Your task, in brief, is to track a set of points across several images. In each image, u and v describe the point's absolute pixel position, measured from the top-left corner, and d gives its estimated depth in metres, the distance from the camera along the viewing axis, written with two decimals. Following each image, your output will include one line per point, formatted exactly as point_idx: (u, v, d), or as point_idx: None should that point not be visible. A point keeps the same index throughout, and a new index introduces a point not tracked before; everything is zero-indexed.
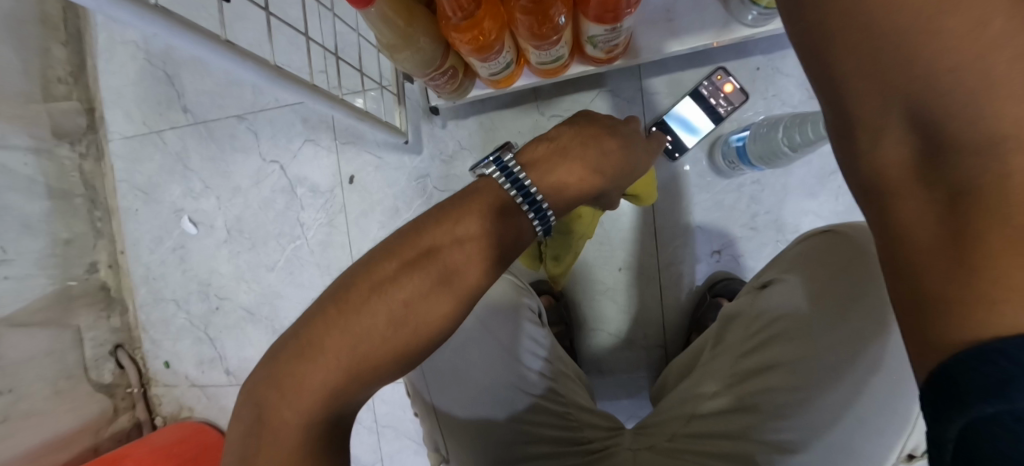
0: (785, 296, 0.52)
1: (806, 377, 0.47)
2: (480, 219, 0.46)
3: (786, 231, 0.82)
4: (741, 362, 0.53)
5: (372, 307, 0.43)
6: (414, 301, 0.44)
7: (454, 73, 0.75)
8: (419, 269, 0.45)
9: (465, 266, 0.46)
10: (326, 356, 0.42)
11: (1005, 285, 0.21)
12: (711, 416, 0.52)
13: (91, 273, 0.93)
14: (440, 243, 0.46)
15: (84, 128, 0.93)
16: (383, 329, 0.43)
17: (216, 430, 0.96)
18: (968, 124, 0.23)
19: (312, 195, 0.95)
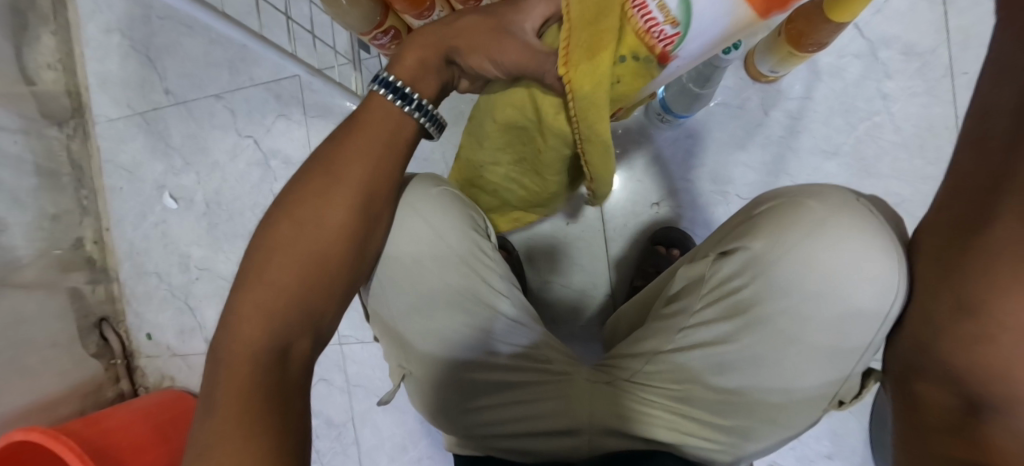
0: (749, 262, 0.45)
1: (778, 349, 0.44)
2: (396, 113, 0.38)
3: (721, 182, 0.76)
4: (698, 330, 0.48)
5: (272, 240, 0.36)
6: (308, 208, 0.36)
7: (400, 33, 0.62)
8: (317, 180, 0.36)
9: (372, 148, 0.37)
10: (251, 291, 0.34)
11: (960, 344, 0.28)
12: (680, 378, 0.48)
13: (77, 248, 0.99)
14: (343, 149, 0.37)
15: (70, 111, 1.00)
16: (288, 240, 0.35)
17: (194, 398, 0.97)
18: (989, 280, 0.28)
19: (285, 167, 0.92)
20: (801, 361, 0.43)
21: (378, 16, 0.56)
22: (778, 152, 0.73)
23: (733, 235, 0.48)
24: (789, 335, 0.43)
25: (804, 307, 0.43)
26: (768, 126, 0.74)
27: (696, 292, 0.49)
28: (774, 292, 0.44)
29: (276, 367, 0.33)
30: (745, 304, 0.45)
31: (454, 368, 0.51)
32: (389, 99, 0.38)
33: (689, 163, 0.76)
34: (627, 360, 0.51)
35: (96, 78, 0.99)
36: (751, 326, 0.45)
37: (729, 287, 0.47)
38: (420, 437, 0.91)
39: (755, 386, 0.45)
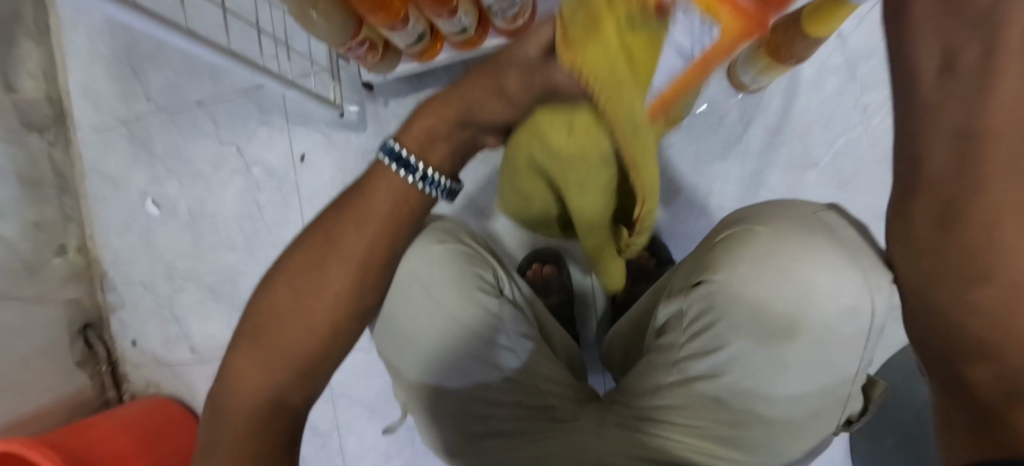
0: (714, 294, 0.44)
1: (761, 384, 0.43)
2: (405, 189, 0.34)
3: (701, 194, 0.76)
4: (686, 363, 0.47)
5: (267, 308, 0.35)
6: (302, 281, 0.35)
7: (376, 44, 0.62)
8: (313, 252, 0.35)
9: (375, 223, 0.34)
10: (245, 367, 0.35)
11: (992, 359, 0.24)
12: (678, 411, 0.47)
13: (62, 256, 0.99)
14: (339, 220, 0.35)
15: (52, 119, 0.99)
16: (286, 309, 0.35)
17: (179, 405, 0.98)
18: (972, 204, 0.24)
19: (267, 176, 0.92)
20: (790, 389, 0.41)
21: (352, 28, 0.56)
22: (757, 164, 0.73)
23: (698, 267, 0.47)
24: (771, 360, 0.41)
25: (781, 333, 0.40)
26: (747, 136, 0.74)
27: (676, 324, 0.49)
28: (742, 324, 0.43)
29: (278, 430, 0.35)
30: (720, 340, 0.44)
31: (460, 406, 0.52)
32: (399, 173, 0.33)
33: (669, 173, 0.76)
34: (634, 396, 0.51)
35: (79, 86, 0.99)
36: (732, 355, 0.43)
37: (701, 319, 0.45)
38: (404, 445, 0.91)
39: (750, 416, 0.44)
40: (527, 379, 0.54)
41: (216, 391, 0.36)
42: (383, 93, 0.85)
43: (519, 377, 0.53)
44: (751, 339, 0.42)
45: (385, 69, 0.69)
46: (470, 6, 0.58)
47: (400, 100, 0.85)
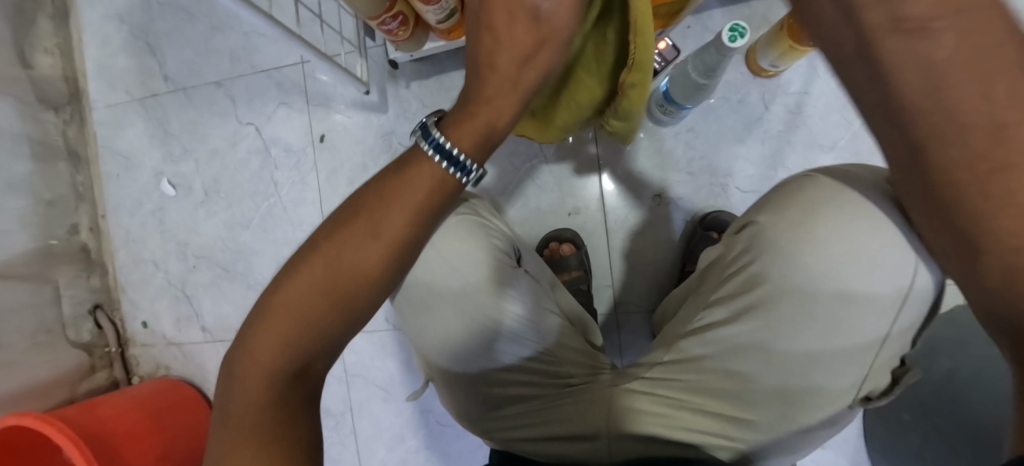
0: (755, 237, 0.45)
1: (784, 349, 0.43)
2: (445, 178, 0.38)
3: (720, 175, 0.77)
4: (714, 314, 0.48)
5: (297, 272, 0.36)
6: (340, 246, 0.36)
7: (407, 19, 0.63)
8: (349, 223, 0.37)
9: (412, 207, 0.37)
10: (276, 320, 0.35)
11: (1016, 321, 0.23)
12: (693, 371, 0.49)
13: (72, 234, 0.97)
14: (380, 196, 0.37)
15: (67, 96, 0.98)
16: (315, 280, 0.36)
17: (189, 387, 0.96)
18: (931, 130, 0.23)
19: (285, 155, 0.92)
20: (805, 351, 0.42)
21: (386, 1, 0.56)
22: (776, 146, 0.75)
23: (753, 212, 0.48)
24: (787, 320, 0.42)
25: (804, 294, 0.41)
26: (767, 120, 0.76)
27: (712, 281, 0.51)
28: (777, 283, 0.43)
29: (297, 385, 0.36)
30: (751, 294, 0.45)
31: (473, 371, 0.53)
32: (442, 165, 0.37)
33: (688, 155, 0.78)
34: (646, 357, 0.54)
35: (94, 63, 0.98)
36: (750, 311, 0.45)
37: (738, 263, 0.47)
38: (417, 427, 0.91)
39: (758, 380, 0.45)
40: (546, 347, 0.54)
41: (241, 335, 0.37)
42: (405, 73, 0.85)
43: (542, 349, 0.53)
44: (782, 298, 0.42)
45: (413, 46, 0.69)
46: None
47: (422, 81, 0.85)
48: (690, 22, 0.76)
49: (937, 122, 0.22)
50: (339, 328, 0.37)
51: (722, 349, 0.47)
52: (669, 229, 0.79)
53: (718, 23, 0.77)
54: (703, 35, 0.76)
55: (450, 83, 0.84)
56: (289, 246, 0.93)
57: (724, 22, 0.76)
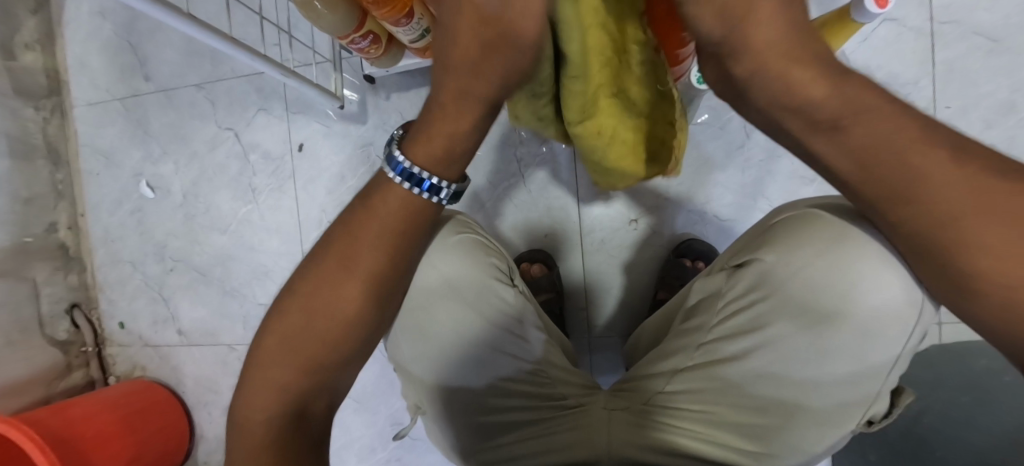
0: (763, 274, 0.43)
1: (796, 381, 0.42)
2: (413, 201, 0.32)
3: (699, 202, 0.76)
4: (720, 352, 0.47)
5: (283, 317, 0.33)
6: (317, 285, 0.33)
7: (379, 38, 0.61)
8: (328, 259, 0.33)
9: (386, 231, 0.32)
10: (265, 371, 0.33)
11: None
12: (698, 404, 0.48)
13: (51, 232, 0.97)
14: (354, 229, 0.32)
15: (47, 91, 0.97)
16: (300, 322, 0.33)
17: (164, 389, 0.97)
18: (907, 187, 0.23)
19: (264, 161, 0.91)
20: (820, 387, 0.41)
21: (354, 22, 0.55)
22: (756, 175, 0.74)
23: (749, 247, 0.46)
24: (808, 357, 0.41)
25: (826, 328, 0.39)
26: (748, 148, 0.74)
27: (708, 314, 0.49)
28: (785, 317, 0.42)
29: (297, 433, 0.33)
30: (758, 329, 0.44)
31: (472, 401, 0.51)
32: (408, 188, 0.32)
33: (666, 181, 0.76)
34: (644, 382, 0.53)
35: (77, 60, 0.97)
36: (762, 347, 0.43)
37: (743, 300, 0.45)
38: (389, 439, 0.91)
39: (773, 416, 0.44)
40: (540, 365, 0.54)
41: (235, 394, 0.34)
42: (386, 85, 0.84)
43: (533, 368, 0.54)
44: (791, 332, 0.41)
45: (388, 62, 0.68)
46: None
47: (402, 93, 0.84)
48: None
49: (903, 183, 0.23)
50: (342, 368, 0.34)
51: (733, 380, 0.46)
52: (645, 254, 0.78)
53: None
54: None
55: None
56: (266, 253, 0.92)
57: None
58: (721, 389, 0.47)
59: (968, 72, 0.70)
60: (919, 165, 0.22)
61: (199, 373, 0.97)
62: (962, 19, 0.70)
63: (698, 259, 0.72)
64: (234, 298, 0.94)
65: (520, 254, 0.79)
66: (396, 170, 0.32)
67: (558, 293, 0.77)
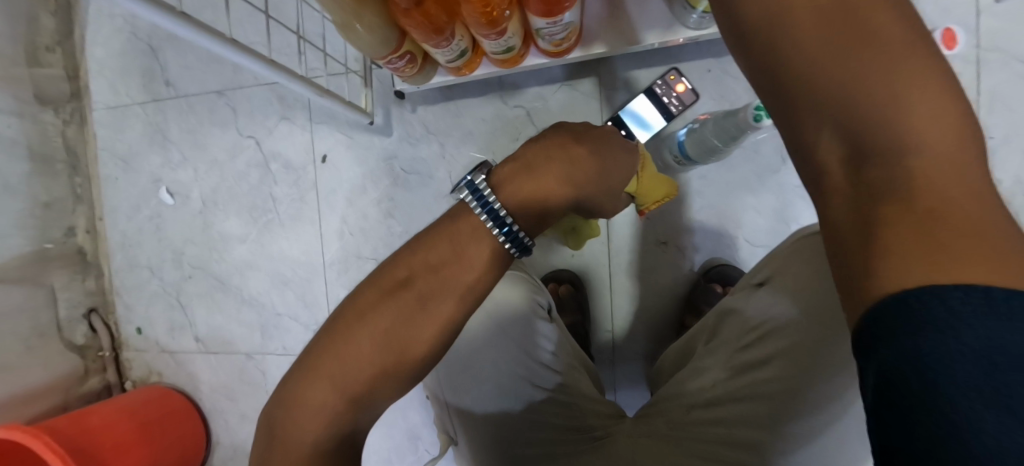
0: (775, 293, 0.49)
1: (804, 383, 0.46)
2: (495, 251, 0.51)
3: (729, 226, 0.75)
4: (738, 358, 0.52)
5: (349, 342, 0.49)
6: (393, 326, 0.49)
7: (415, 57, 0.60)
8: (395, 299, 0.50)
9: (455, 284, 0.50)
10: (323, 377, 0.48)
11: (922, 252, 0.20)
12: (713, 408, 0.52)
13: (68, 237, 0.97)
14: (415, 272, 0.51)
15: (68, 95, 0.97)
16: (368, 349, 0.49)
17: (180, 395, 0.96)
18: (811, 43, 0.27)
19: (284, 171, 0.90)
20: (817, 390, 0.45)
21: (392, 43, 0.54)
22: (790, 200, 0.72)
23: (767, 266, 0.52)
24: (811, 363, 0.45)
25: (830, 337, 0.44)
26: (783, 172, 0.73)
27: (730, 330, 0.55)
28: (793, 329, 0.47)
29: (336, 430, 0.48)
30: (770, 340, 0.49)
31: (506, 426, 0.55)
32: (482, 217, 0.51)
33: (697, 203, 0.75)
34: (671, 402, 0.56)
35: (95, 63, 0.96)
36: (781, 357, 0.48)
37: (759, 317, 0.51)
38: (407, 453, 0.90)
39: (772, 416, 0.48)
40: (573, 398, 0.57)
41: (289, 392, 0.49)
42: (412, 99, 0.83)
43: (563, 399, 0.56)
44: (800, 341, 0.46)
45: (421, 80, 0.67)
46: (518, 27, 0.57)
47: (428, 106, 0.83)
48: (711, 65, 0.74)
49: (815, 39, 0.27)
50: (382, 383, 0.49)
51: (749, 386, 0.50)
52: (673, 276, 0.77)
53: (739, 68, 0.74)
54: (722, 79, 0.74)
55: (457, 110, 0.82)
56: (285, 263, 0.91)
57: None
58: (739, 397, 0.51)
59: (1011, 100, 0.69)
60: (825, 27, 0.27)
61: (215, 381, 0.97)
62: (1006, 47, 0.69)
63: (728, 284, 0.71)
64: (251, 307, 0.94)
65: (546, 276, 0.79)
66: (479, 205, 0.50)
67: (583, 315, 0.77)
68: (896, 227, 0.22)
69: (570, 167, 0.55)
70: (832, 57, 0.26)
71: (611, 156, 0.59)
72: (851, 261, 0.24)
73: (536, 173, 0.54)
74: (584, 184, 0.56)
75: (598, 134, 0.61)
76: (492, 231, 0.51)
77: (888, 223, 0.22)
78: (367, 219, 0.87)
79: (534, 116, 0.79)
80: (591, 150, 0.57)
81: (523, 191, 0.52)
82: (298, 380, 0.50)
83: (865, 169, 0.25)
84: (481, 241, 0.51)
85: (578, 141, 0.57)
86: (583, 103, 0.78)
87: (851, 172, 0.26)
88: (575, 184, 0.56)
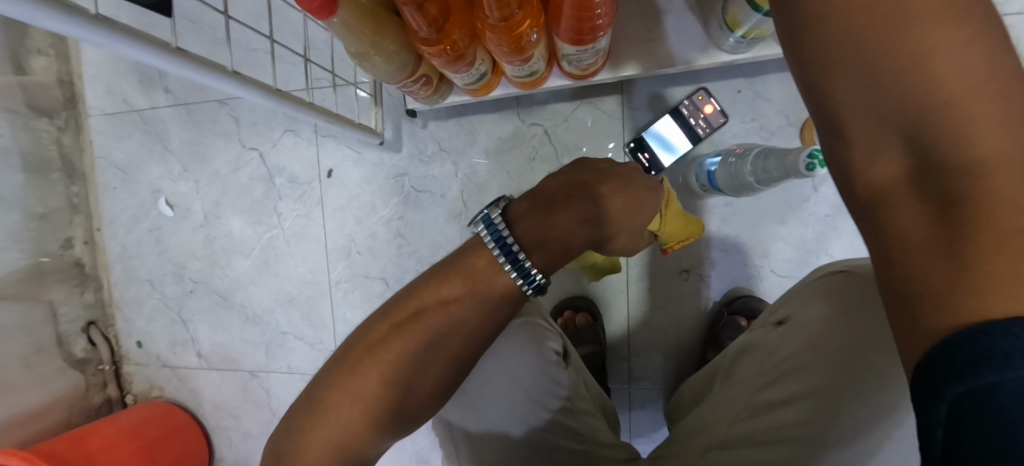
0: (795, 328, 0.47)
1: (827, 422, 0.42)
2: (514, 288, 0.48)
3: (754, 256, 0.72)
4: (755, 396, 0.47)
5: (352, 381, 0.45)
6: (400, 363, 0.45)
7: (431, 80, 0.56)
8: (404, 334, 0.46)
9: (469, 320, 0.47)
10: (325, 419, 0.44)
11: (1001, 278, 0.19)
12: (729, 449, 0.46)
13: (65, 249, 0.93)
14: (426, 305, 0.47)
15: (62, 101, 0.92)
16: (373, 388, 0.45)
17: (183, 412, 0.94)
18: (893, 41, 0.23)
19: (289, 186, 0.86)
20: (843, 432, 0.41)
21: (408, 68, 0.50)
22: (820, 231, 0.69)
23: (786, 305, 0.51)
24: (834, 404, 0.42)
25: (854, 380, 0.42)
26: (814, 202, 0.69)
27: (746, 367, 0.51)
28: (815, 367, 0.44)
29: None
30: (792, 375, 0.45)
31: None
32: (497, 254, 0.47)
33: (722, 232, 0.72)
34: (685, 446, 0.50)
35: (91, 67, 0.92)
36: (801, 393, 0.44)
37: (778, 354, 0.48)
38: None
39: (794, 462, 0.43)
40: (588, 446, 0.53)
41: (290, 433, 0.46)
42: (425, 114, 0.79)
43: (577, 448, 0.53)
44: (823, 379, 0.43)
45: (436, 100, 0.63)
46: (543, 51, 0.53)
47: (441, 122, 0.79)
48: (742, 86, 0.70)
49: (897, 34, 0.23)
50: (388, 426, 0.45)
51: (767, 425, 0.45)
52: (694, 306, 0.75)
53: (772, 89, 0.70)
54: (753, 101, 0.70)
55: (471, 127, 0.78)
56: (290, 281, 0.88)
57: (779, 89, 0.69)
58: (758, 439, 0.45)
59: None
60: (917, 19, 0.23)
61: (218, 398, 0.94)
62: None
63: (752, 318, 0.68)
64: (255, 324, 0.91)
65: (562, 302, 0.78)
66: (494, 240, 0.47)
67: (601, 345, 0.74)
68: (984, 248, 0.20)
69: (590, 206, 0.50)
70: (908, 60, 0.23)
71: (638, 191, 0.53)
72: (919, 284, 0.22)
73: (552, 212, 0.49)
74: (606, 223, 0.51)
75: (622, 172, 0.54)
76: (507, 271, 0.47)
77: (969, 237, 0.20)
78: (376, 238, 0.83)
79: (553, 134, 0.76)
80: (615, 189, 0.51)
81: (539, 231, 0.48)
82: (299, 421, 0.46)
83: (931, 181, 0.23)
84: (496, 276, 0.47)
85: (601, 178, 0.52)
86: (605, 122, 0.74)
87: (912, 184, 0.23)
88: (594, 224, 0.50)
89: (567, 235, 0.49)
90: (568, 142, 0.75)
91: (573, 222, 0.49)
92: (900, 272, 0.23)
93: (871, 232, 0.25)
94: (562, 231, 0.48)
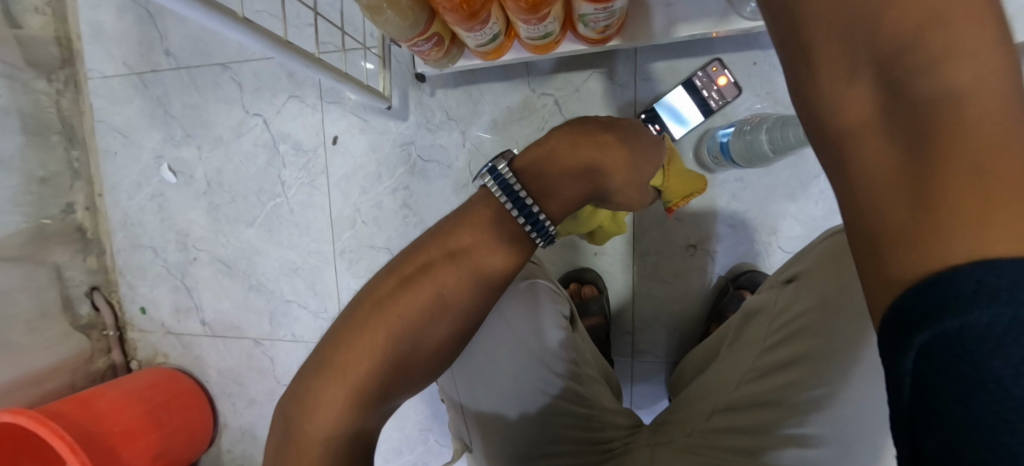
0: (802, 287, 0.47)
1: (831, 378, 0.41)
2: (524, 236, 0.48)
3: (762, 231, 0.72)
4: (763, 356, 0.48)
5: (362, 335, 0.45)
6: (409, 317, 0.45)
7: (442, 39, 0.54)
8: (414, 285, 0.46)
9: (474, 272, 0.46)
10: (336, 376, 0.44)
11: (973, 241, 0.17)
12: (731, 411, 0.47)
13: (68, 214, 0.93)
14: (434, 258, 0.47)
15: (59, 60, 0.90)
16: (382, 343, 0.44)
17: (186, 377, 0.95)
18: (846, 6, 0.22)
19: (294, 153, 0.85)
20: (845, 392, 0.41)
21: (420, 24, 0.48)
22: (831, 208, 0.69)
23: (797, 264, 0.50)
24: (837, 361, 0.41)
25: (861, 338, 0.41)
26: (825, 178, 0.69)
27: (756, 328, 0.51)
28: (823, 325, 0.43)
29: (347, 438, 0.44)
30: (798, 333, 0.45)
31: (522, 430, 0.53)
32: (506, 205, 0.47)
33: (731, 207, 0.72)
34: (686, 411, 0.51)
35: (88, 27, 0.89)
36: (807, 351, 0.44)
37: (788, 315, 0.47)
38: (417, 443, 0.90)
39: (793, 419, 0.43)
40: (593, 409, 0.54)
41: (302, 391, 0.46)
42: (432, 81, 0.78)
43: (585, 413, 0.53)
44: (830, 337, 0.42)
45: (445, 64, 0.62)
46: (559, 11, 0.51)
47: (449, 90, 0.77)
48: (758, 58, 0.68)
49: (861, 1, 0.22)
50: (400, 381, 0.46)
51: (768, 383, 0.46)
52: (699, 281, 0.75)
53: None
54: (769, 73, 0.69)
55: (479, 95, 0.77)
56: (293, 250, 0.88)
57: None
58: (758, 397, 0.46)
59: None
60: None
61: (222, 365, 0.95)
62: None
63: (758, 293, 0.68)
64: (260, 292, 0.91)
65: (566, 275, 0.78)
66: (502, 189, 0.46)
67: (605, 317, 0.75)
68: (949, 208, 0.18)
69: (598, 155, 0.49)
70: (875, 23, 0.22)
71: (645, 144, 0.53)
72: (883, 243, 0.21)
73: (558, 163, 0.48)
74: (611, 174, 0.50)
75: (624, 124, 0.53)
76: (519, 222, 0.47)
77: (929, 191, 0.19)
78: (381, 208, 0.83)
79: (563, 105, 0.74)
80: (620, 138, 0.50)
81: (548, 183, 0.48)
82: (310, 379, 0.46)
83: (900, 140, 0.21)
84: (505, 225, 0.47)
85: (606, 128, 0.51)
86: (617, 93, 0.73)
87: (882, 143, 0.22)
88: (602, 173, 0.50)
89: (577, 186, 0.49)
90: (578, 114, 0.74)
91: (581, 173, 0.49)
92: (867, 214, 0.22)
93: (841, 184, 0.24)
94: (570, 183, 0.48)
